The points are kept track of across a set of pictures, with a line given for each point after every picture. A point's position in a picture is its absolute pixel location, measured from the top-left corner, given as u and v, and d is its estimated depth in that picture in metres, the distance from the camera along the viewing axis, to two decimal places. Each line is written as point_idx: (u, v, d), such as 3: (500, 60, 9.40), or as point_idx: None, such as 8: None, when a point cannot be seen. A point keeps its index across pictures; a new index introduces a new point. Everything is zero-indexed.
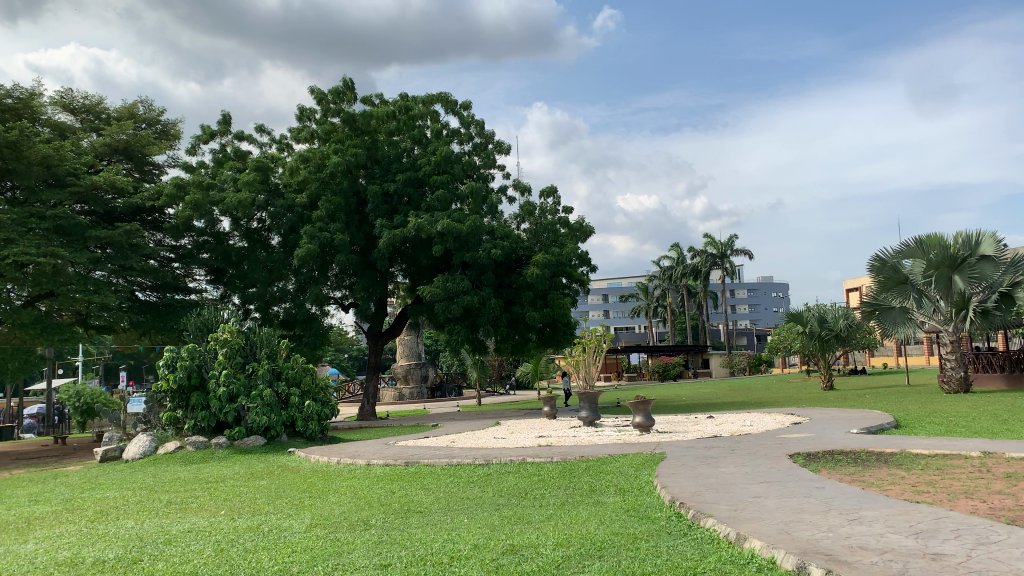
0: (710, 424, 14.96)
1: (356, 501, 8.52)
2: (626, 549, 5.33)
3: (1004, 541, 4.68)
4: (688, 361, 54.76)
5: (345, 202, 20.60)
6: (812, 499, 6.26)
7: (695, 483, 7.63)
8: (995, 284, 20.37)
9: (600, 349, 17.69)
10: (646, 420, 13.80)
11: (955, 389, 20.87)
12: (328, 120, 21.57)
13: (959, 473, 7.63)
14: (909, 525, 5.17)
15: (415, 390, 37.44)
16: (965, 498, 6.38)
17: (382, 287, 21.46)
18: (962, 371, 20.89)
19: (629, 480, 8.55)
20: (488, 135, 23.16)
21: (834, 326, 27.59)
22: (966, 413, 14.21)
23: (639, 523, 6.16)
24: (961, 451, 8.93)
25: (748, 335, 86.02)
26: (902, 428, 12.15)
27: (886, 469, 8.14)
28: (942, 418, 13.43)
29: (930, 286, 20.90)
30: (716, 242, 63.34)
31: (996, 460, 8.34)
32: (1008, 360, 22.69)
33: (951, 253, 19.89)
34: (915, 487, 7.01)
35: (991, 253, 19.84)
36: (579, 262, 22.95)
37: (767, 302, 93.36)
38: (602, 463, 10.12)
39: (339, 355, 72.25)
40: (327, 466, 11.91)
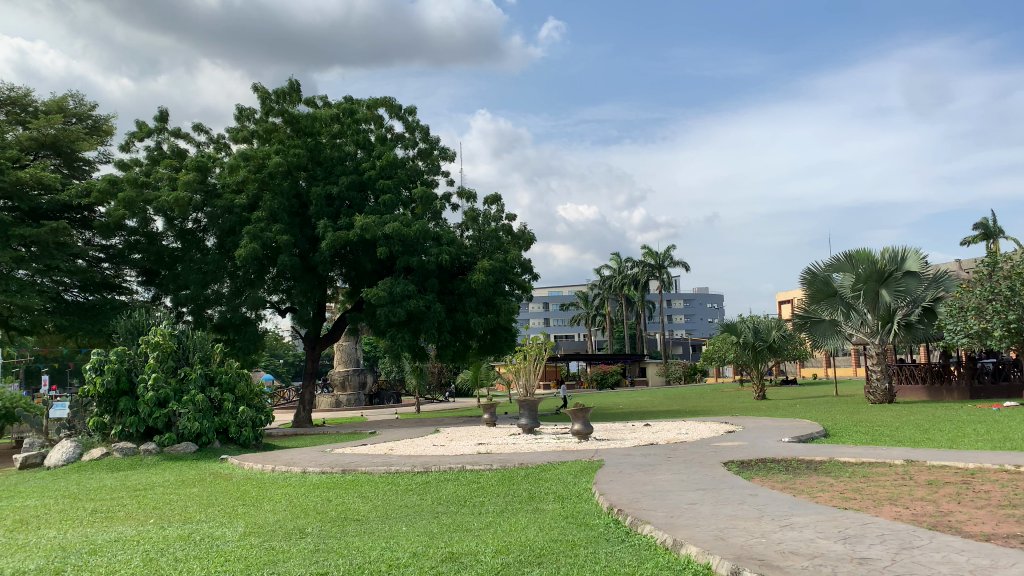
0: (647, 432, 15.18)
1: (292, 510, 8.35)
2: (565, 556, 5.37)
3: (925, 545, 4.88)
4: (626, 368, 55.46)
5: (286, 203, 20.26)
6: (746, 506, 6.40)
7: (632, 489, 7.75)
8: (918, 299, 21.30)
9: (541, 357, 17.78)
10: (585, 428, 13.94)
11: (880, 400, 21.60)
12: (270, 120, 21.20)
13: (883, 481, 7.93)
14: (838, 531, 5.35)
15: (352, 397, 37.01)
16: (889, 505, 6.63)
17: (321, 292, 21.11)
18: (887, 382, 21.65)
19: (568, 487, 8.61)
20: (433, 141, 23.09)
21: (767, 337, 28.34)
22: (891, 423, 14.74)
23: (578, 530, 6.22)
24: (886, 460, 9.27)
25: (684, 344, 87.72)
26: (830, 437, 12.54)
27: (815, 476, 8.39)
28: (868, 427, 13.93)
29: (858, 300, 21.62)
30: (653, 253, 64.21)
31: (918, 468, 8.70)
32: (930, 373, 23.67)
33: (879, 268, 20.62)
34: (843, 493, 7.25)
35: (916, 268, 20.66)
36: (522, 269, 23.07)
37: (703, 312, 95.22)
38: (541, 471, 10.18)
39: (273, 360, 70.84)
40: (262, 474, 11.67)
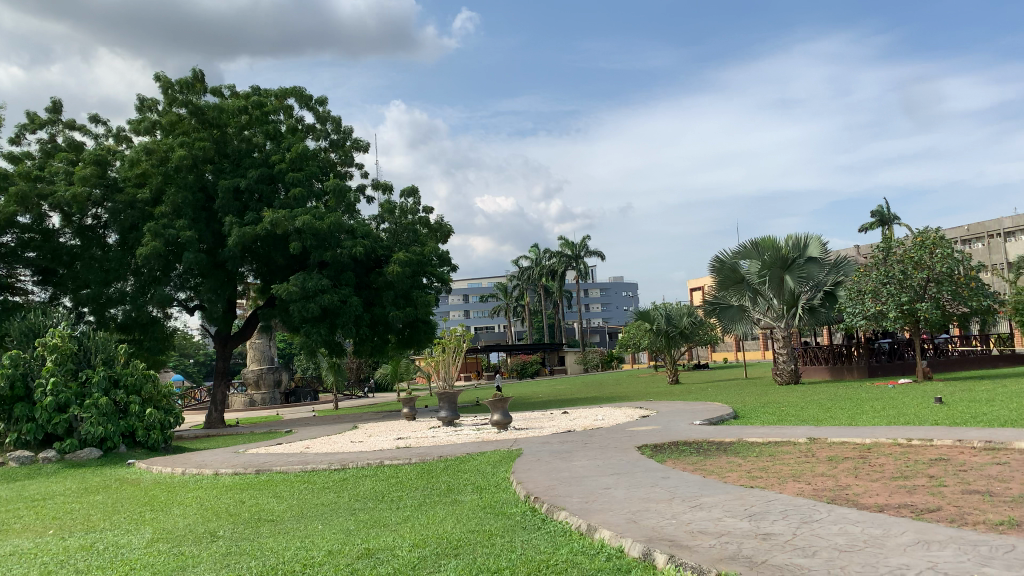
0: (564, 419, 15.38)
1: (202, 513, 8.10)
2: (481, 546, 5.39)
3: (824, 519, 5.11)
4: (544, 358, 55.99)
5: (191, 197, 19.59)
6: (658, 488, 6.57)
7: (548, 477, 7.85)
8: (820, 284, 22.23)
9: (459, 350, 17.74)
10: (504, 418, 14.01)
11: (786, 380, 22.51)
12: (173, 111, 20.44)
13: (787, 458, 8.26)
14: (744, 509, 5.55)
15: (267, 396, 36.17)
16: (793, 481, 6.91)
17: (231, 289, 20.52)
18: (792, 363, 22.58)
19: (486, 478, 8.65)
20: (345, 132, 22.71)
21: (679, 324, 29.10)
22: (796, 403, 15.37)
23: (495, 520, 6.25)
24: (791, 438, 9.66)
25: (601, 333, 89.19)
26: (740, 418, 12.98)
27: (725, 457, 8.66)
28: (775, 407, 14.48)
29: (764, 285, 22.41)
30: (570, 243, 64.90)
31: (820, 445, 9.10)
32: (832, 353, 24.80)
33: (782, 254, 21.40)
34: (750, 472, 7.52)
35: (817, 254, 21.57)
36: (440, 261, 22.97)
37: (619, 301, 96.97)
38: (460, 463, 10.17)
39: (184, 360, 68.60)
40: (171, 477, 11.28)
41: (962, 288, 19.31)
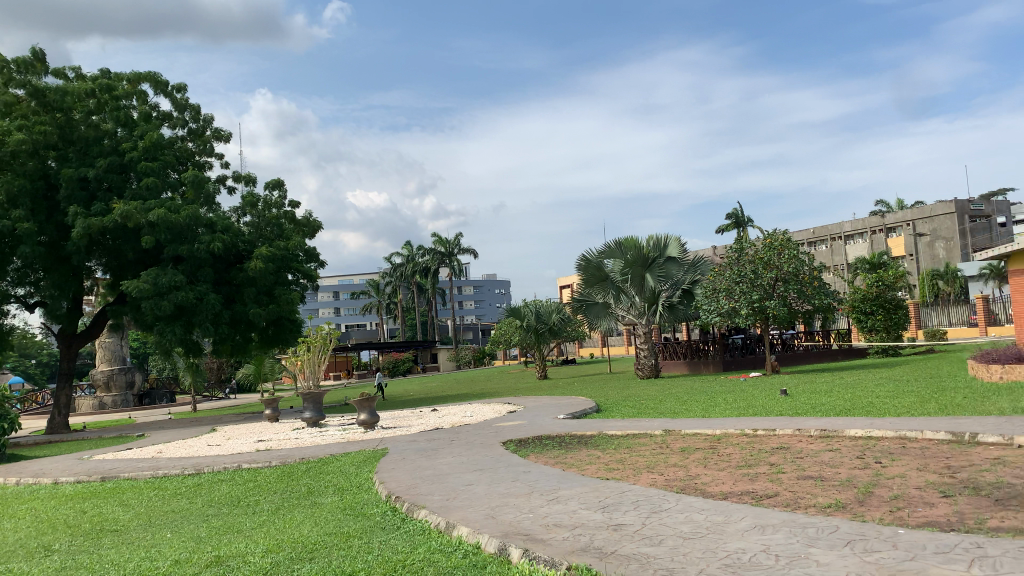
0: (433, 417, 15.34)
1: (37, 526, 7.51)
2: (338, 549, 5.29)
3: (673, 508, 5.34)
4: (416, 356, 55.65)
5: (30, 186, 18.13)
6: (518, 483, 6.66)
7: (412, 475, 7.80)
8: (679, 283, 23.27)
9: (325, 348, 17.34)
10: (370, 417, 13.81)
11: (647, 375, 23.43)
12: (9, 91, 18.83)
13: (644, 450, 8.58)
14: (599, 501, 5.71)
15: (118, 398, 34.06)
16: (647, 472, 7.18)
17: (76, 284, 19.17)
18: (653, 358, 23.53)
19: (348, 479, 8.49)
20: (205, 120, 21.69)
21: (548, 321, 29.68)
22: (655, 396, 16.02)
23: (354, 521, 6.15)
24: (648, 430, 10.05)
25: (474, 330, 89.63)
26: (602, 412, 13.38)
27: (585, 450, 8.90)
28: (636, 401, 15.04)
29: (627, 283, 23.18)
30: (443, 241, 64.68)
31: (674, 437, 9.51)
32: (690, 348, 26.06)
33: (644, 254, 22.22)
34: (608, 465, 7.75)
35: (676, 254, 22.55)
36: (306, 257, 22.38)
37: (491, 298, 97.74)
38: (323, 464, 9.94)
39: (24, 362, 63.55)
40: (3, 489, 10.41)
41: (806, 286, 20.72)
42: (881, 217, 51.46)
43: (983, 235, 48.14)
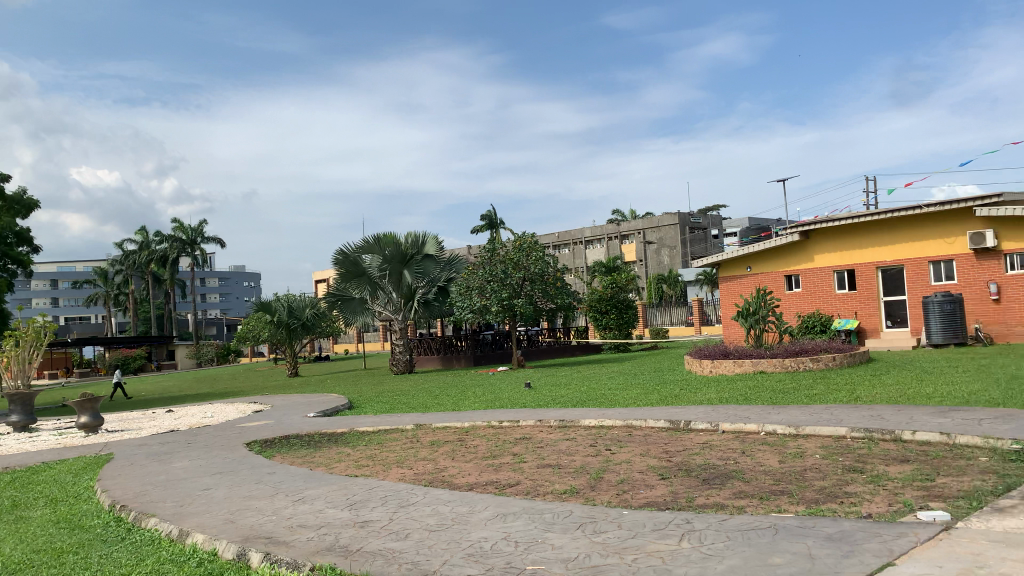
0: (168, 418, 14.22)
1: None
2: (48, 568, 4.71)
3: (420, 501, 5.41)
4: (151, 352, 51.27)
5: None
6: (261, 485, 6.37)
7: (141, 482, 7.16)
8: (435, 280, 23.80)
9: (39, 343, 15.41)
10: (94, 419, 12.48)
11: (402, 370, 23.55)
12: None
13: (393, 446, 8.60)
14: (345, 498, 5.63)
15: None
16: (396, 468, 7.21)
17: None
18: (407, 354, 23.70)
19: (64, 489, 7.60)
20: None
21: (300, 315, 28.74)
22: (407, 392, 16.15)
23: (69, 535, 5.52)
24: (398, 426, 10.09)
25: (218, 324, 84.42)
26: (353, 409, 13.21)
27: (334, 448, 8.73)
28: (388, 397, 15.05)
29: (384, 279, 23.00)
30: (184, 228, 60.18)
31: (424, 431, 9.64)
32: (442, 344, 26.60)
33: (402, 250, 22.21)
34: (357, 462, 7.67)
35: (433, 252, 23.15)
36: (17, 239, 19.70)
37: (238, 291, 92.65)
38: (32, 473, 8.81)
39: None
40: None
41: (551, 287, 22.03)
42: (617, 225, 56.03)
43: (700, 245, 54.13)
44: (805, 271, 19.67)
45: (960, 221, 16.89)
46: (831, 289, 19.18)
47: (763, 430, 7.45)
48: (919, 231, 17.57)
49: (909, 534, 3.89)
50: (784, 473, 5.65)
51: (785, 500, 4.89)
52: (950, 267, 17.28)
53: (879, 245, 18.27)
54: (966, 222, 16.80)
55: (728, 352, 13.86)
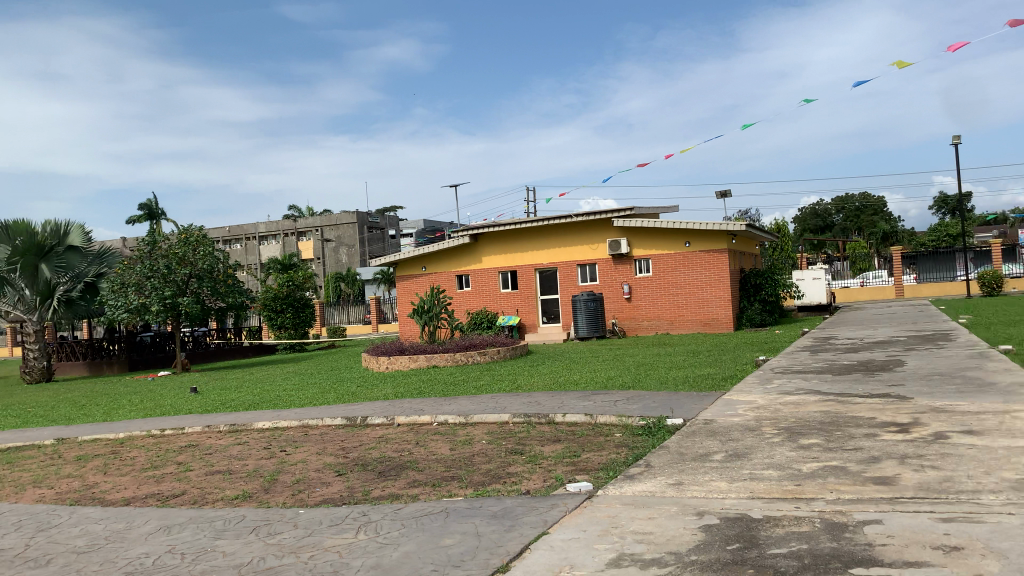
0: None
1: None
2: None
3: (65, 522, 4.82)
4: None
5: None
6: None
7: None
8: (80, 276, 21.18)
9: None
10: None
11: (36, 379, 20.51)
12: None
13: (29, 463, 7.52)
14: None
15: None
16: (33, 488, 6.31)
17: None
18: (44, 361, 20.73)
19: None
20: None
21: None
22: (45, 402, 14.18)
23: None
24: (34, 441, 8.83)
25: None
26: None
27: None
28: (21, 409, 13.10)
29: (14, 274, 19.96)
30: None
31: (68, 445, 8.56)
32: (91, 349, 23.86)
33: (37, 241, 19.44)
34: None
35: (77, 243, 20.54)
36: None
37: None
38: None
39: None
40: None
41: (220, 285, 20.83)
42: (293, 222, 54.78)
43: (378, 244, 55.17)
44: (474, 271, 20.90)
45: (603, 231, 19.33)
46: (496, 288, 20.63)
47: (435, 421, 7.79)
48: (570, 238, 19.66)
49: (559, 505, 4.38)
50: (454, 460, 5.99)
51: (455, 486, 5.20)
52: (593, 270, 19.61)
53: (537, 249, 20.06)
54: (607, 231, 19.28)
55: (402, 349, 14.25)
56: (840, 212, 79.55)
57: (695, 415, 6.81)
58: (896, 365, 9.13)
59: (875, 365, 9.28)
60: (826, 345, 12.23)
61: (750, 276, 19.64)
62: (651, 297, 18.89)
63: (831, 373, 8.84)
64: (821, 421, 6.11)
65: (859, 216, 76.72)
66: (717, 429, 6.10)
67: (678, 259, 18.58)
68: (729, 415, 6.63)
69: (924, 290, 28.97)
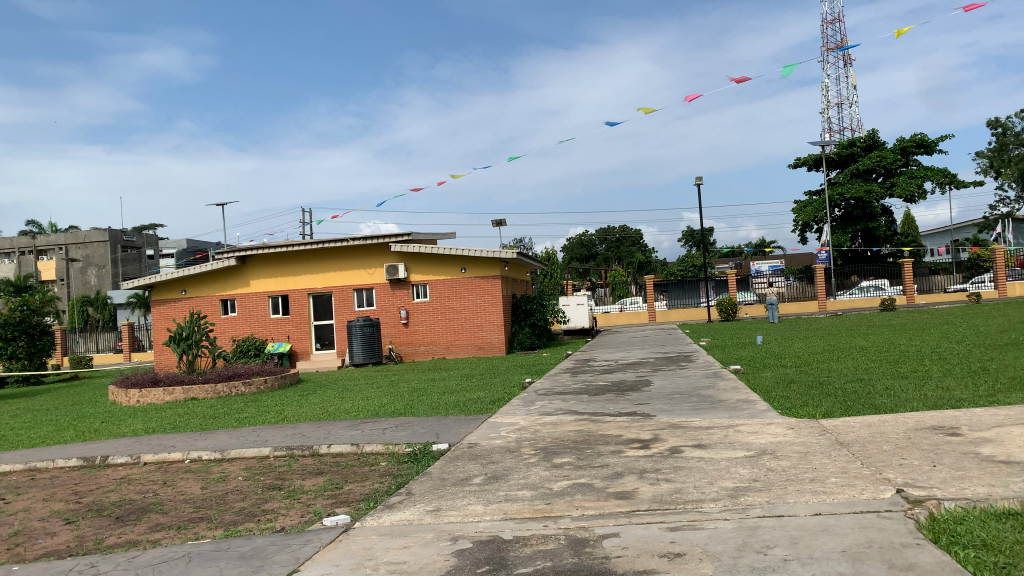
0: None
1: None
2: None
3: None
4: None
5: None
6: None
7: None
8: None
9: None
10: None
11: None
12: None
13: None
14: None
15: None
16: None
17: None
18: None
19: None
20: None
21: None
22: None
23: None
24: None
25: None
26: None
27: None
28: None
29: None
30: None
31: None
32: None
33: None
34: None
35: None
36: None
37: None
38: None
39: None
40: None
41: None
42: (32, 239, 49.08)
43: (134, 265, 51.00)
44: (242, 296, 19.85)
45: (378, 256, 19.24)
46: (265, 314, 19.74)
47: (188, 458, 7.26)
48: (345, 262, 19.34)
49: (314, 540, 4.25)
50: (205, 500, 5.61)
51: (203, 527, 4.87)
52: (369, 295, 19.43)
53: (311, 273, 19.49)
54: (384, 256, 19.21)
55: (157, 381, 13.18)
56: (602, 242, 85.37)
57: (459, 439, 6.93)
58: (644, 385, 9.91)
59: (626, 385, 10.01)
60: (586, 366, 13.01)
61: (522, 301, 20.47)
62: (428, 322, 19.06)
63: (588, 394, 9.41)
64: (574, 440, 6.47)
65: (619, 246, 83.08)
66: (478, 453, 6.25)
67: (453, 284, 18.94)
68: (491, 438, 6.83)
69: (673, 315, 31.80)
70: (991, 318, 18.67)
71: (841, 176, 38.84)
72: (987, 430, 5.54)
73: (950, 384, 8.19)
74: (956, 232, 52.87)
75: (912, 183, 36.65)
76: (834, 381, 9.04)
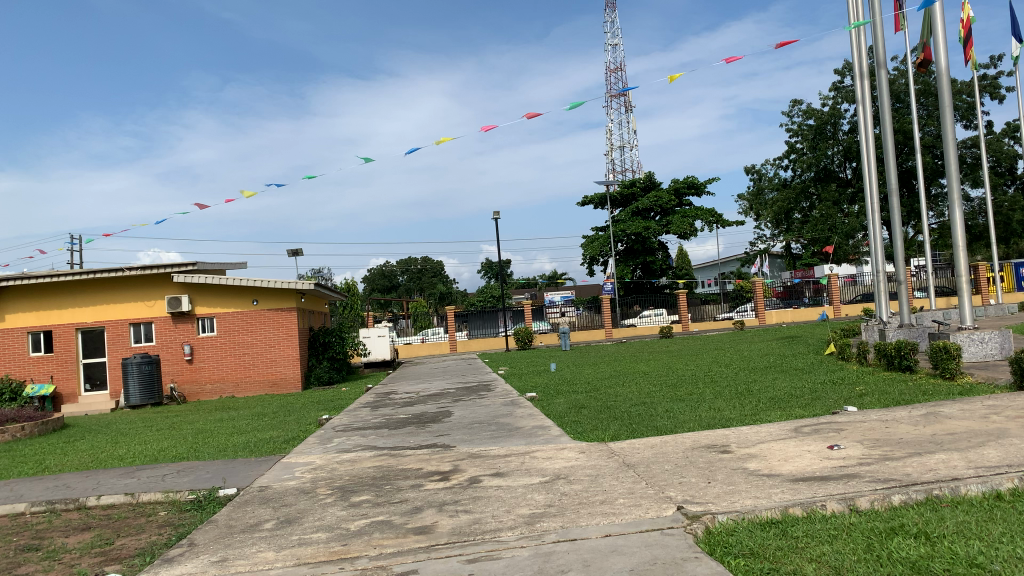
0: None
1: None
2: None
3: None
4: None
5: None
6: None
7: None
8: None
9: None
10: None
11: None
12: None
13: None
14: None
15: None
16: None
17: None
18: None
19: None
20: None
21: None
22: None
23: None
24: None
25: None
26: None
27: None
28: None
29: None
30: None
31: None
32: None
33: None
34: None
35: None
36: None
37: None
38: None
39: None
40: None
41: None
42: None
43: None
44: None
45: (159, 286, 17.89)
46: (25, 352, 17.58)
47: None
48: (121, 293, 17.79)
49: None
50: None
51: None
52: (148, 330, 17.97)
53: (79, 306, 17.70)
54: (166, 287, 17.92)
55: None
56: (403, 272, 85.31)
57: (248, 483, 6.53)
58: (443, 416, 9.91)
59: (426, 417, 9.94)
60: (387, 399, 12.82)
61: (320, 334, 19.91)
62: (214, 358, 17.97)
63: (387, 428, 9.23)
64: (373, 477, 6.32)
65: (421, 278, 83.97)
66: (270, 496, 5.92)
67: (242, 318, 18.06)
68: (283, 480, 6.51)
69: (473, 345, 32.39)
70: (752, 344, 20.68)
71: (624, 214, 41.73)
72: (752, 447, 6.10)
73: (720, 405, 8.95)
74: (722, 266, 58.38)
75: (685, 222, 39.97)
76: (619, 405, 9.53)
